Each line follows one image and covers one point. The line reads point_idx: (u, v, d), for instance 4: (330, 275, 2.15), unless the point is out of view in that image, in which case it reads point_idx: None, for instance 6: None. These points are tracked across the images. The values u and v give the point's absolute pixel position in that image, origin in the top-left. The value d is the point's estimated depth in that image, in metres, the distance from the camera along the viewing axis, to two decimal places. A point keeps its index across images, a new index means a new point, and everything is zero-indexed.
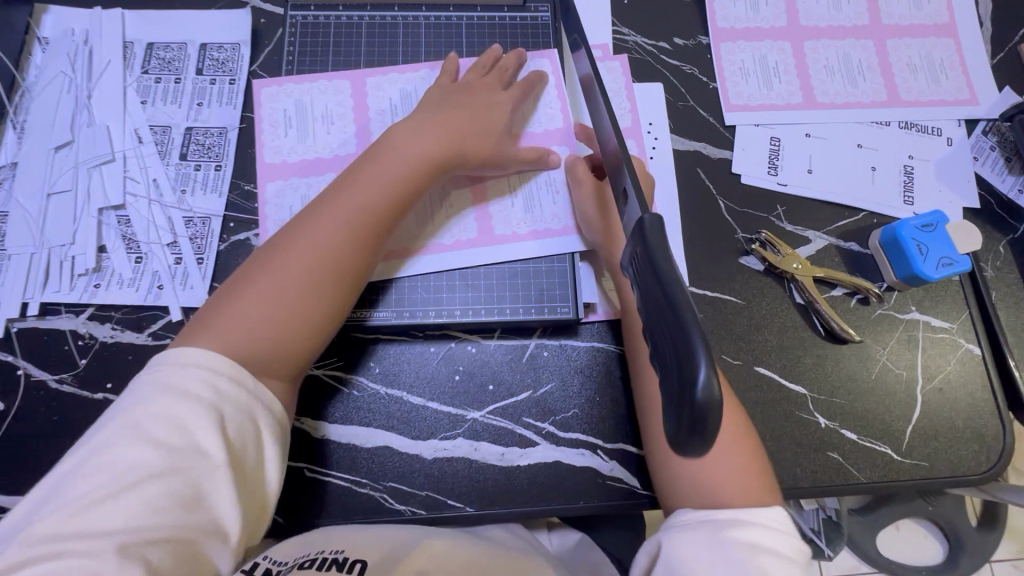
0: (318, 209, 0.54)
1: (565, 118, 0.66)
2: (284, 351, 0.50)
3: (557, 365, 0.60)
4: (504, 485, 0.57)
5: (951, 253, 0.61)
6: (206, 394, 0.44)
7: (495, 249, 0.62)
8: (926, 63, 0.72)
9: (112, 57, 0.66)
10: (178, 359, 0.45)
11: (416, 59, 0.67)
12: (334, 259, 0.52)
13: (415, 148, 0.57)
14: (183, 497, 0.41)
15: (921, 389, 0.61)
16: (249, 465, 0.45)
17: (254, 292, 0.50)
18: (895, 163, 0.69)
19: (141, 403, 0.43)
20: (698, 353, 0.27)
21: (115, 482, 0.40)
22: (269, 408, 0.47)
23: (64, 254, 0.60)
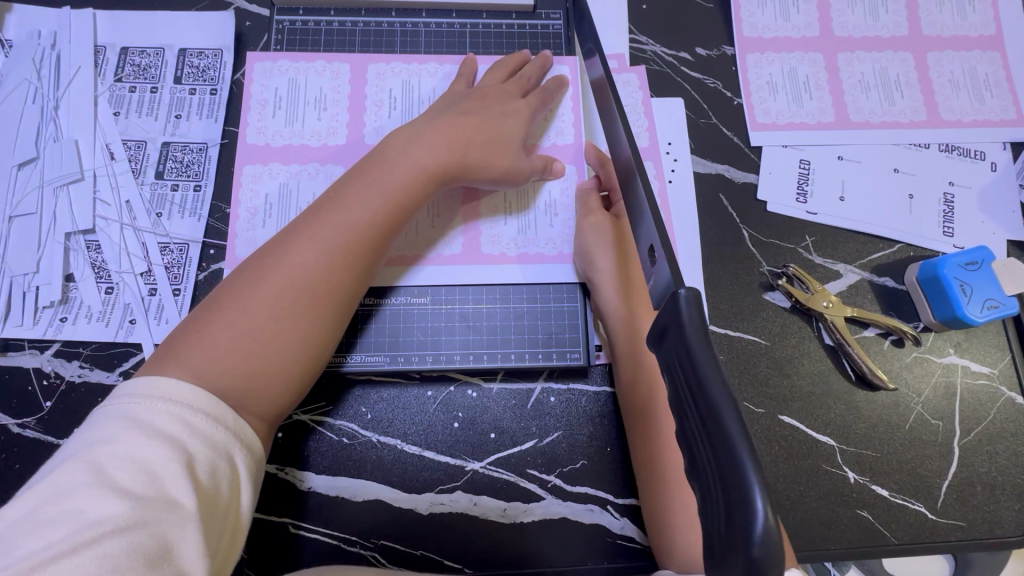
0: (300, 226, 0.49)
1: (576, 134, 0.60)
2: (261, 386, 0.44)
3: (565, 411, 0.55)
4: (505, 544, 0.52)
5: (997, 295, 0.56)
6: (178, 426, 0.38)
7: (485, 273, 0.57)
8: (970, 80, 0.66)
9: (82, 63, 0.60)
10: (143, 390, 0.39)
11: (416, 50, 0.61)
12: (315, 287, 0.47)
13: (410, 159, 0.52)
14: (149, 549, 0.34)
15: (958, 441, 0.57)
16: (224, 510, 0.38)
17: (224, 325, 0.44)
18: (934, 191, 0.63)
19: (95, 442, 0.36)
20: (750, 484, 0.22)
21: (63, 537, 0.32)
22: (249, 443, 0.41)
23: (28, 284, 0.55)
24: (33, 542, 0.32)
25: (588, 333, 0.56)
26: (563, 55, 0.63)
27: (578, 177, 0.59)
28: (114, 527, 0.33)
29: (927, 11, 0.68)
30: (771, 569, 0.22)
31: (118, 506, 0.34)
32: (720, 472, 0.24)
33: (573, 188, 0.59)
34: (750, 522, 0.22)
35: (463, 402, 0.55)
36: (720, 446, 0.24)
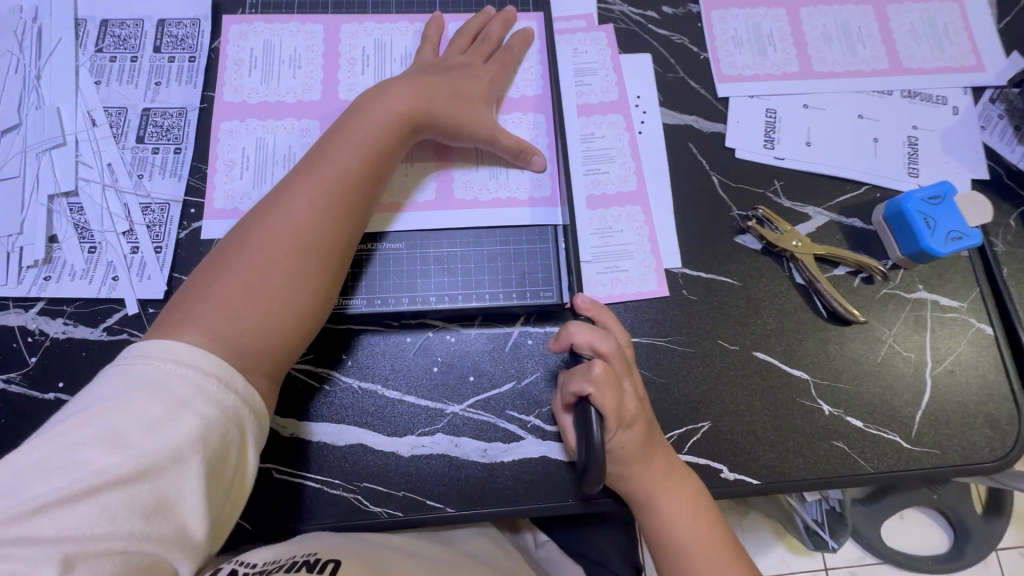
0: (291, 184, 0.50)
1: (545, 86, 0.62)
2: (271, 341, 0.46)
3: (543, 353, 0.56)
4: (486, 482, 0.53)
5: (960, 227, 0.57)
6: (190, 390, 0.40)
7: (459, 217, 0.58)
8: (929, 30, 0.68)
9: (63, 35, 0.62)
10: (159, 352, 0.41)
11: (387, 10, 0.63)
12: (315, 240, 0.49)
13: (382, 110, 0.53)
14: (149, 504, 0.36)
15: (930, 373, 0.58)
16: (228, 473, 0.41)
17: (234, 285, 0.46)
18: (898, 133, 0.65)
19: (112, 398, 0.39)
20: None
21: (68, 484, 0.35)
22: (257, 411, 0.43)
23: (12, 245, 0.56)
24: (37, 487, 0.35)
25: (563, 276, 0.57)
26: (529, 11, 0.65)
27: (547, 124, 0.61)
28: (118, 479, 0.36)
29: None
30: None
31: (121, 461, 0.36)
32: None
33: (543, 135, 0.61)
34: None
35: (450, 348, 0.56)
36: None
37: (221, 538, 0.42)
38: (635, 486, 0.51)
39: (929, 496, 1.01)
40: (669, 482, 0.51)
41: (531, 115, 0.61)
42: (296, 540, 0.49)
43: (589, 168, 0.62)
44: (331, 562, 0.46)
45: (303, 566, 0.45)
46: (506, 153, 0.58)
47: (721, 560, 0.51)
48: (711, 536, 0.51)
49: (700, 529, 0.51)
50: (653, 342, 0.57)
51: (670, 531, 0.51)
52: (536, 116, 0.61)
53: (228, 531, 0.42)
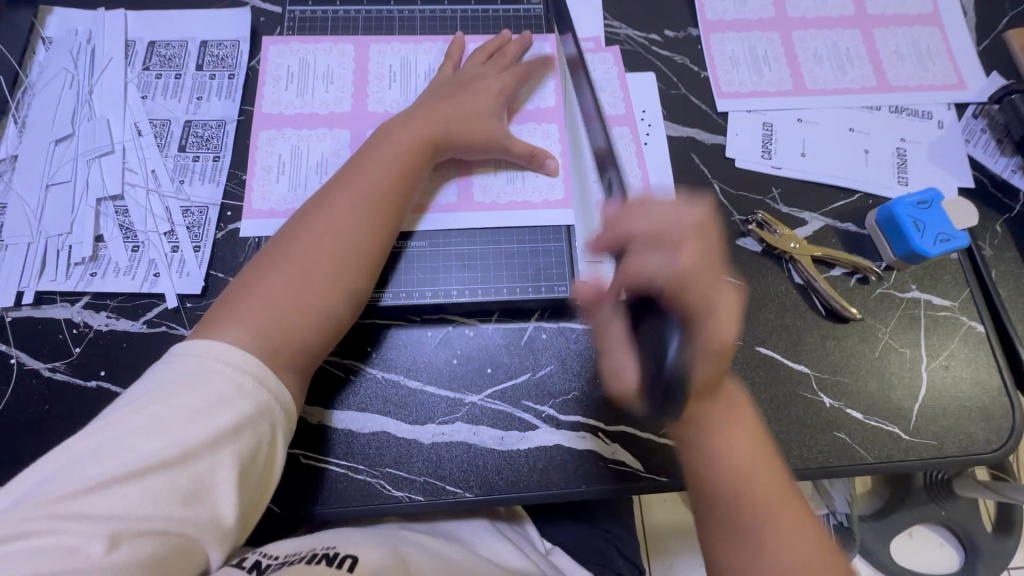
0: (331, 193, 0.55)
1: (557, 99, 0.67)
2: (309, 338, 0.50)
3: (557, 347, 0.59)
4: (504, 469, 0.55)
5: (947, 229, 0.61)
6: (229, 384, 0.43)
7: (479, 218, 0.62)
8: (913, 51, 0.73)
9: (114, 55, 0.67)
10: (200, 348, 0.45)
11: (411, 32, 0.68)
12: (353, 246, 0.53)
13: (412, 129, 0.58)
14: (188, 490, 0.40)
15: (926, 368, 0.60)
16: (259, 463, 0.44)
17: (277, 284, 0.50)
18: (887, 145, 0.69)
19: (159, 389, 0.42)
20: None
21: (119, 467, 0.38)
22: (288, 408, 0.47)
23: (61, 243, 0.60)
24: (90, 468, 0.38)
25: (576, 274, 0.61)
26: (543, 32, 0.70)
27: (560, 134, 0.65)
28: (162, 465, 0.39)
29: None
30: None
31: (166, 448, 0.40)
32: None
33: (557, 143, 0.65)
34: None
35: (472, 343, 0.59)
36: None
37: (247, 529, 0.45)
38: (703, 419, 0.48)
39: (936, 511, 1.01)
40: (732, 415, 0.49)
41: (544, 125, 0.66)
42: (314, 537, 0.50)
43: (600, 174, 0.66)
44: (350, 558, 0.46)
45: (323, 559, 0.45)
46: (520, 158, 0.63)
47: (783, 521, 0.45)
48: (770, 478, 0.47)
49: (755, 466, 0.48)
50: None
51: (728, 460, 0.48)
52: (549, 126, 0.66)
53: (256, 520, 0.45)
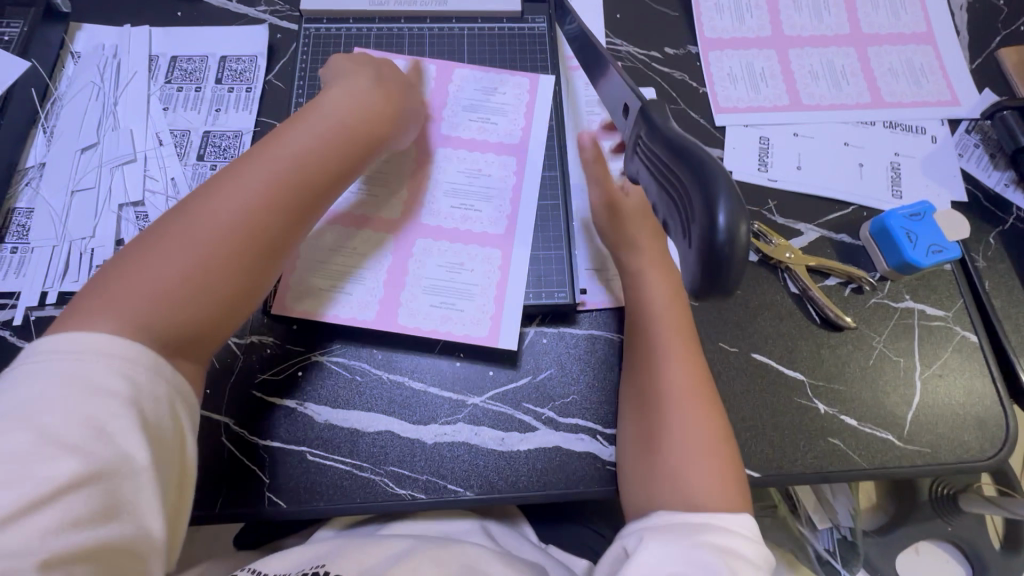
0: (237, 170, 0.49)
1: (522, 135, 0.69)
2: (209, 325, 0.45)
3: (557, 351, 0.61)
4: (504, 469, 0.57)
5: (940, 241, 0.62)
6: (121, 383, 0.38)
7: (424, 247, 0.64)
8: (907, 69, 0.76)
9: (138, 68, 0.71)
10: (74, 346, 0.39)
11: (421, 50, 0.73)
12: (253, 227, 0.47)
13: (346, 115, 0.56)
14: (103, 501, 0.36)
15: (920, 376, 0.62)
16: (175, 455, 0.40)
17: (159, 264, 0.44)
18: (882, 159, 0.71)
19: (30, 402, 0.36)
20: (721, 197, 0.31)
21: (15, 497, 0.34)
22: (162, 407, 0.40)
23: (84, 246, 0.63)
24: None
25: (503, 305, 0.62)
26: (544, 49, 0.74)
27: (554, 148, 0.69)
28: (65, 483, 0.35)
29: (865, 14, 0.78)
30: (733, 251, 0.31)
31: (74, 464, 0.35)
32: (697, 188, 0.32)
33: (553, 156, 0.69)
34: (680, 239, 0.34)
35: (414, 349, 0.61)
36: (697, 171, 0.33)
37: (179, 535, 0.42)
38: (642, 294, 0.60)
39: (942, 527, 0.99)
40: (675, 329, 0.58)
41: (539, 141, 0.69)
42: (320, 548, 0.55)
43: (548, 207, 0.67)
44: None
45: None
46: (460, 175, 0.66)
47: (697, 408, 0.54)
48: (703, 399, 0.55)
49: (693, 386, 0.55)
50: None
51: (662, 372, 0.56)
52: (506, 158, 0.68)
53: (182, 522, 0.42)
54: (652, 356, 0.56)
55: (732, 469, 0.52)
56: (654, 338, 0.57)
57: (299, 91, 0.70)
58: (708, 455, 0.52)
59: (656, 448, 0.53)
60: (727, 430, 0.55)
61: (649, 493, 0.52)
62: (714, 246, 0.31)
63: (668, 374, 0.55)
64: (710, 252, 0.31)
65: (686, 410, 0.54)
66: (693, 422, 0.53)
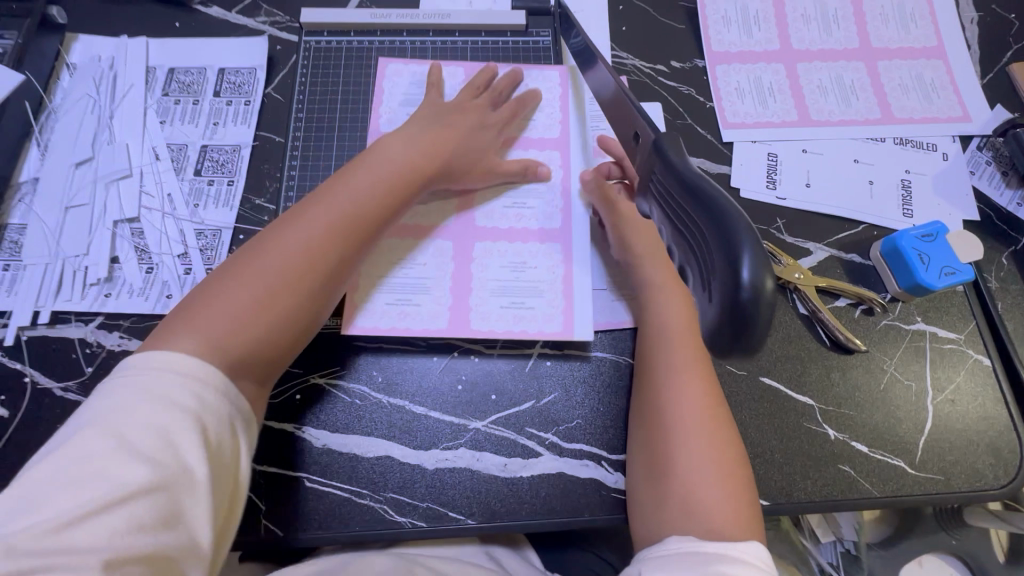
0: (304, 210, 0.55)
1: (562, 129, 0.70)
2: (274, 349, 0.51)
3: (561, 375, 0.60)
4: (507, 496, 0.55)
5: (952, 263, 0.61)
6: (192, 401, 0.43)
7: (480, 244, 0.64)
8: (918, 84, 0.74)
9: (135, 81, 0.70)
10: (159, 364, 0.44)
11: (423, 56, 0.72)
12: (320, 262, 0.53)
13: (400, 153, 0.59)
14: (163, 511, 0.40)
15: (931, 401, 0.60)
16: (227, 473, 0.44)
17: (240, 293, 0.50)
18: (892, 177, 0.70)
19: (117, 414, 0.42)
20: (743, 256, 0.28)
21: (93, 498, 0.38)
22: (223, 423, 0.45)
23: (78, 264, 0.61)
24: (64, 502, 0.37)
25: (573, 298, 0.62)
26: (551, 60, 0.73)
27: (563, 160, 0.68)
28: (137, 489, 0.39)
29: (875, 27, 0.77)
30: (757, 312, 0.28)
31: (145, 471, 0.40)
32: (717, 238, 0.29)
33: (560, 169, 0.68)
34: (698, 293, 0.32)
35: (422, 372, 0.59)
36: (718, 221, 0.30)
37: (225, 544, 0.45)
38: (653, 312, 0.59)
39: (947, 540, 0.95)
40: (681, 347, 0.57)
41: (548, 151, 0.69)
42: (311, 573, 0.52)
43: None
44: None
45: None
46: (516, 175, 0.65)
47: (709, 432, 0.53)
48: (714, 423, 0.54)
49: (704, 411, 0.54)
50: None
51: (670, 394, 0.55)
52: (551, 153, 0.69)
53: (229, 533, 0.45)
54: (662, 378, 0.56)
55: (744, 497, 0.51)
56: (666, 360, 0.56)
57: (299, 105, 0.69)
58: (722, 481, 0.51)
59: (667, 476, 0.52)
60: (739, 455, 0.53)
61: (659, 519, 0.51)
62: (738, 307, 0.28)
63: (679, 397, 0.54)
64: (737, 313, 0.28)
65: (698, 434, 0.53)
66: (703, 447, 0.52)
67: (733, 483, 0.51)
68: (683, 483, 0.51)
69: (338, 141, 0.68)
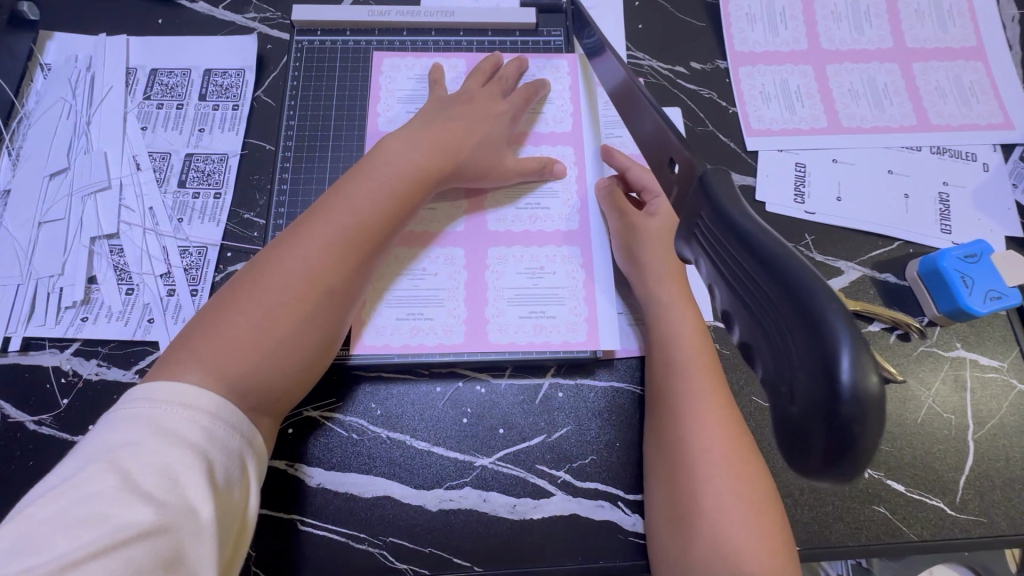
0: (302, 228, 0.49)
1: (575, 122, 0.65)
2: (281, 383, 0.46)
3: (573, 407, 0.55)
4: (516, 540, 0.51)
5: (999, 286, 0.57)
6: (199, 433, 0.38)
7: (493, 249, 0.59)
8: (956, 88, 0.69)
9: (114, 83, 0.65)
10: (163, 396, 0.39)
11: (424, 48, 0.67)
12: (326, 284, 0.48)
13: (405, 158, 0.54)
14: (167, 554, 0.34)
15: (972, 435, 0.56)
16: (235, 514, 0.39)
17: (241, 323, 0.45)
18: (929, 190, 0.65)
19: (117, 446, 0.37)
20: (838, 338, 0.18)
21: (92, 539, 0.33)
22: (231, 456, 0.40)
23: (52, 285, 0.57)
24: (62, 543, 0.33)
25: (595, 306, 0.58)
26: (561, 51, 0.68)
27: (576, 157, 0.63)
28: (138, 530, 0.34)
29: (910, 26, 0.72)
30: (862, 425, 0.18)
31: (144, 512, 0.34)
32: (792, 307, 0.20)
33: (573, 167, 0.63)
34: (763, 386, 0.22)
35: (427, 393, 0.55)
36: (785, 285, 0.20)
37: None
38: (667, 330, 0.54)
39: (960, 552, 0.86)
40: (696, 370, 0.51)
41: (559, 147, 0.64)
42: None
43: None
44: None
45: None
46: (532, 174, 0.60)
47: (736, 468, 0.47)
48: (739, 453, 0.48)
49: (727, 438, 0.48)
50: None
51: (692, 426, 0.49)
52: (564, 149, 0.64)
53: None
54: (684, 407, 0.50)
55: (780, 539, 0.45)
56: (682, 383, 0.51)
57: (289, 110, 0.64)
58: (757, 525, 0.45)
59: (689, 514, 0.46)
60: (772, 491, 0.47)
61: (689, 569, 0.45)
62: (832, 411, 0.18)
63: (697, 424, 0.49)
64: (827, 430, 0.18)
65: (724, 469, 0.47)
66: (729, 481, 0.46)
67: (771, 526, 0.45)
68: (716, 528, 0.45)
69: (332, 149, 0.63)
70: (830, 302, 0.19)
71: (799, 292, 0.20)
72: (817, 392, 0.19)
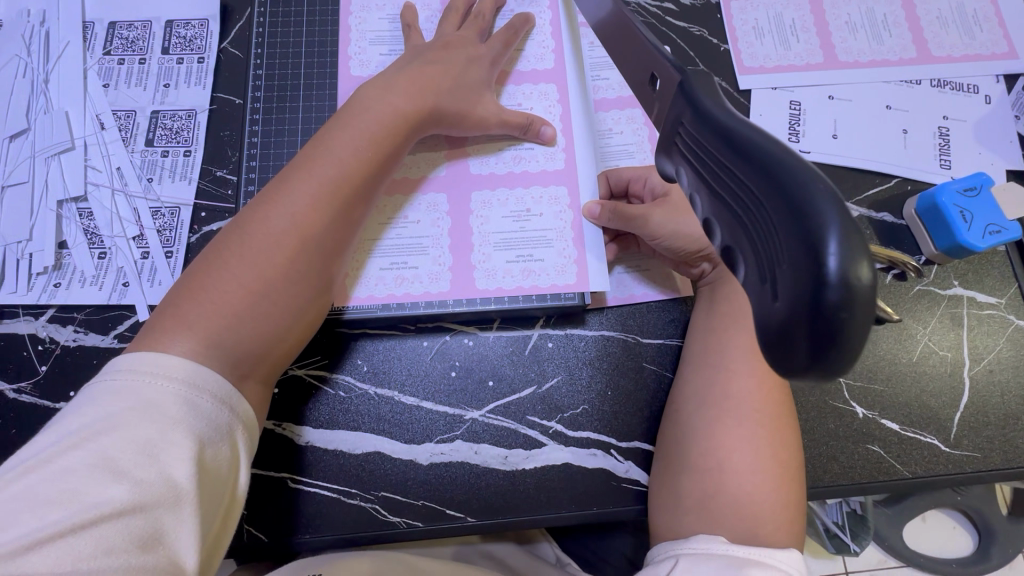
0: (282, 182, 0.47)
1: (557, 59, 0.62)
2: (271, 344, 0.45)
3: (563, 357, 0.54)
4: (508, 491, 0.51)
5: (999, 220, 0.55)
6: (179, 406, 0.37)
7: (477, 194, 0.57)
8: (958, 17, 0.66)
9: (70, 38, 0.61)
10: (146, 367, 0.38)
11: None
12: (310, 240, 0.46)
13: (384, 105, 0.51)
14: (142, 533, 0.33)
15: (968, 373, 0.55)
16: (222, 488, 0.38)
17: (224, 285, 0.43)
18: (929, 125, 0.62)
19: (92, 421, 0.35)
20: (827, 228, 0.17)
21: (60, 518, 0.31)
22: (216, 426, 0.38)
23: (21, 252, 0.55)
24: (28, 520, 0.31)
25: (584, 247, 0.56)
26: None
27: (560, 96, 0.60)
28: (111, 509, 0.32)
29: None
30: (847, 318, 0.16)
31: (117, 490, 0.33)
32: (776, 199, 0.18)
33: (556, 105, 0.60)
34: (747, 292, 0.20)
35: (416, 348, 0.54)
36: (770, 178, 0.18)
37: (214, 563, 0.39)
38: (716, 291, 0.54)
39: (953, 497, 0.87)
40: (737, 331, 0.51)
41: (542, 86, 0.61)
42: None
43: (599, 139, 0.60)
44: None
45: None
46: (515, 129, 0.57)
47: (750, 427, 0.48)
48: (773, 412, 0.48)
49: (766, 396, 0.49)
50: (664, 340, 0.55)
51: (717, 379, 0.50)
52: (547, 87, 0.61)
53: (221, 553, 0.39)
54: (710, 363, 0.51)
55: (780, 502, 0.46)
56: (728, 337, 0.51)
57: (257, 60, 0.61)
58: (756, 483, 0.46)
59: (689, 462, 0.48)
60: (789, 460, 0.47)
61: (674, 512, 0.47)
62: (819, 306, 0.17)
63: (734, 376, 0.49)
64: (810, 327, 0.17)
65: (738, 427, 0.48)
66: (740, 432, 0.47)
67: (770, 488, 0.46)
68: (711, 481, 0.46)
69: (305, 102, 0.60)
70: (819, 191, 0.17)
71: (785, 184, 0.18)
72: (801, 286, 0.17)
